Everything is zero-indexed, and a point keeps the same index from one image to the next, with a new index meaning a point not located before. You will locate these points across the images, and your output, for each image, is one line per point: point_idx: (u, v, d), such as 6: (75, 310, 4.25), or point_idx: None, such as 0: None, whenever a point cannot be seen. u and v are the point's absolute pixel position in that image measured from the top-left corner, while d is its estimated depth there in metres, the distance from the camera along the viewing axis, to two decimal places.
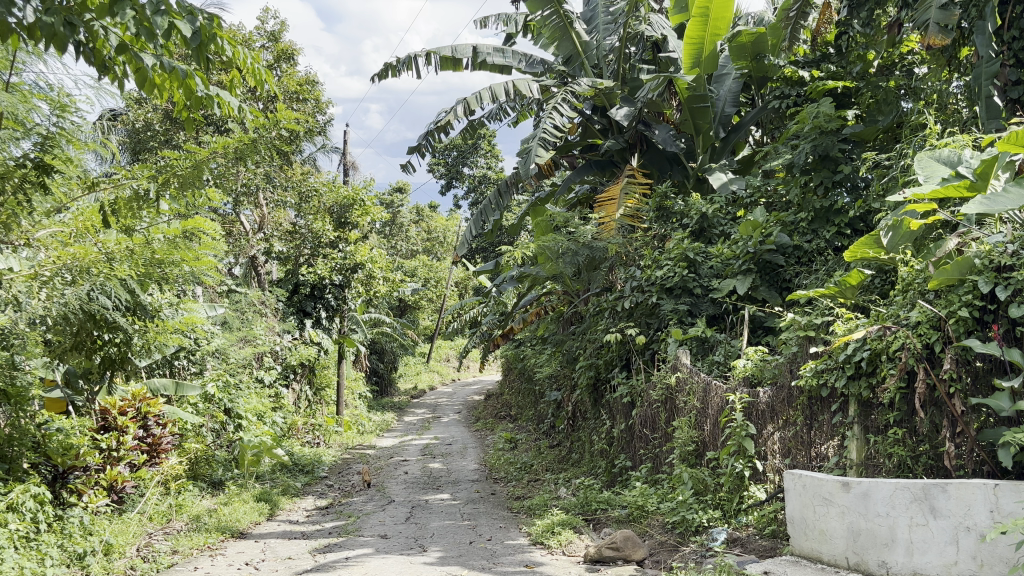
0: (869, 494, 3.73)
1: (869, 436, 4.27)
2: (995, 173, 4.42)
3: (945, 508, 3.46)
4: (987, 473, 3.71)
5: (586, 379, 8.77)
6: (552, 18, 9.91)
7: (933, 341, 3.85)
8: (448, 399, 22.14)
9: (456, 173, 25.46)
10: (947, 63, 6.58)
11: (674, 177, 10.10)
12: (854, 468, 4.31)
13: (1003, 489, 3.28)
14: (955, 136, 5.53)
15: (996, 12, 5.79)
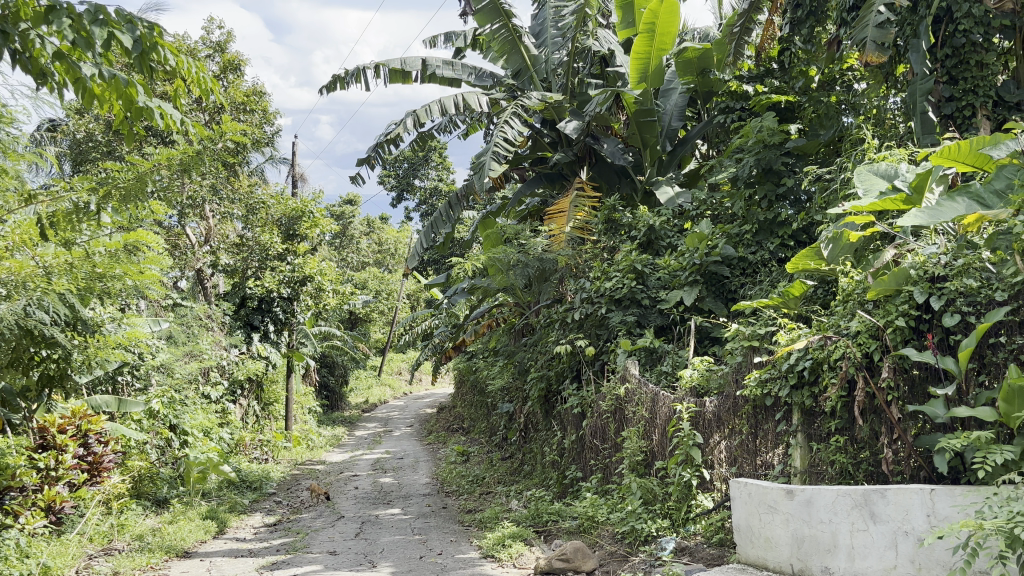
0: (811, 502, 3.81)
1: (812, 444, 4.38)
2: (931, 186, 4.57)
3: (884, 513, 3.56)
4: (924, 479, 3.82)
5: (537, 391, 8.79)
6: (500, 32, 10.05)
7: (872, 350, 3.97)
8: (400, 412, 22.00)
9: (407, 185, 25.43)
10: (884, 80, 6.93)
11: (622, 190, 10.24)
12: (798, 476, 4.41)
13: (939, 494, 3.38)
14: (892, 150, 5.74)
15: (928, 30, 6.15)
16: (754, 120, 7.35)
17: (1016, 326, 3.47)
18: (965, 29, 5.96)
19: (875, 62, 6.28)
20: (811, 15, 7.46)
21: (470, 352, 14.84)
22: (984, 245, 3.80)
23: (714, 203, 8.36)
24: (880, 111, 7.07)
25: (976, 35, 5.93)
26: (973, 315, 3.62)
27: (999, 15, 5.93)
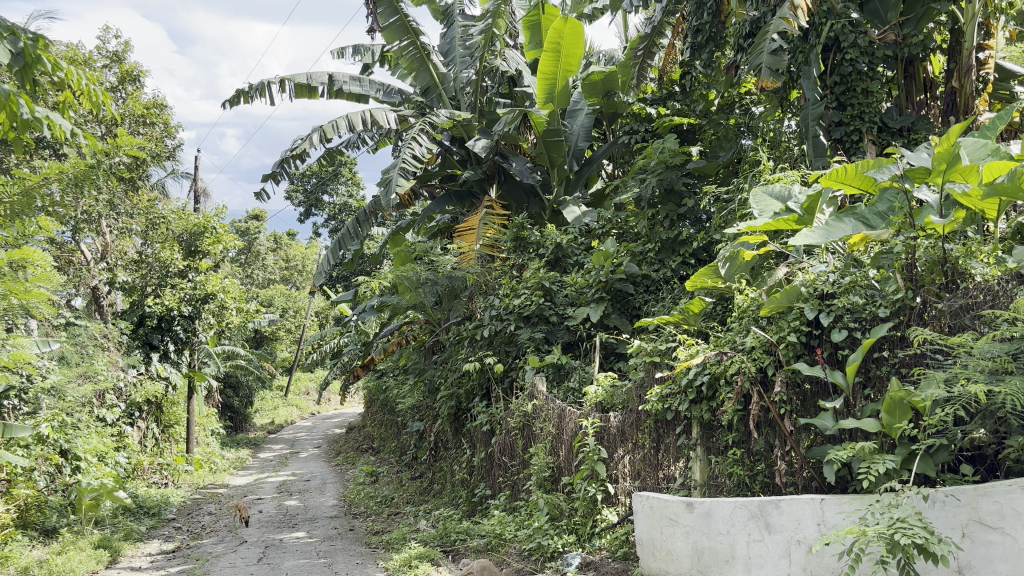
0: (710, 514, 3.94)
1: (711, 457, 4.50)
2: (820, 207, 4.78)
3: (779, 523, 3.66)
4: (815, 490, 3.92)
5: (447, 409, 8.75)
6: (408, 49, 10.16)
7: (766, 365, 4.11)
8: (307, 433, 21.54)
9: (315, 201, 25.03)
10: (780, 106, 7.40)
11: (531, 210, 10.54)
12: (698, 488, 4.51)
13: (829, 503, 3.51)
14: (786, 172, 6.00)
15: (819, 58, 6.53)
16: (656, 141, 7.55)
17: (896, 341, 3.68)
18: (852, 58, 6.35)
19: (770, 88, 6.57)
20: (710, 40, 7.76)
21: (380, 371, 14.70)
22: (869, 263, 3.99)
23: (619, 221, 8.50)
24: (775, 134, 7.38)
25: (862, 64, 6.37)
26: (859, 331, 3.81)
27: (881, 46, 6.49)
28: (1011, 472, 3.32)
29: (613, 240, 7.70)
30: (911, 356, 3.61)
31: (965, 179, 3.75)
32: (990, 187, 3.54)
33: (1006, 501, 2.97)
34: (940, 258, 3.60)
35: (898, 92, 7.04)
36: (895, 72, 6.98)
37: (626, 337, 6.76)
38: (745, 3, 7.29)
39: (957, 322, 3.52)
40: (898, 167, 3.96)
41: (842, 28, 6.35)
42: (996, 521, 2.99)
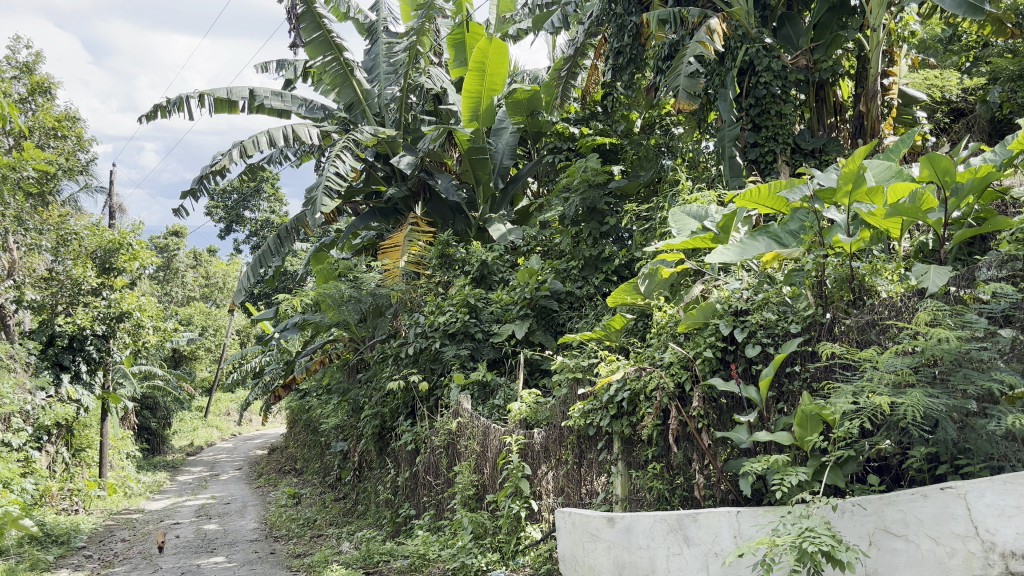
0: (631, 528, 4.00)
1: (631, 472, 4.55)
2: (735, 225, 4.90)
3: (696, 536, 3.69)
4: (732, 502, 3.98)
5: (371, 428, 8.62)
6: (332, 65, 10.01)
7: (684, 380, 4.19)
8: (227, 455, 20.98)
9: (236, 217, 24.48)
10: (698, 127, 7.63)
11: (456, 226, 10.41)
12: (619, 502, 4.55)
13: (744, 516, 3.54)
14: (703, 191, 6.15)
15: (734, 81, 6.88)
16: (579, 160, 7.68)
17: (808, 355, 3.78)
18: (766, 82, 6.67)
19: (687, 110, 6.70)
20: (632, 61, 7.97)
21: (303, 390, 14.45)
22: (782, 281, 4.09)
23: (545, 239, 8.64)
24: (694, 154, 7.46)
25: (775, 87, 6.64)
26: (771, 346, 3.90)
27: (793, 70, 6.77)
28: (914, 480, 3.45)
29: (538, 257, 7.75)
30: (821, 369, 3.72)
31: (870, 200, 3.92)
32: (894, 207, 3.70)
33: (909, 510, 3.04)
34: (847, 275, 3.79)
35: (810, 115, 7.28)
36: (806, 96, 7.23)
37: (550, 354, 6.80)
38: (664, 26, 7.44)
39: (863, 337, 3.62)
40: (809, 188, 4.11)
41: (757, 53, 6.66)
42: (900, 529, 3.06)
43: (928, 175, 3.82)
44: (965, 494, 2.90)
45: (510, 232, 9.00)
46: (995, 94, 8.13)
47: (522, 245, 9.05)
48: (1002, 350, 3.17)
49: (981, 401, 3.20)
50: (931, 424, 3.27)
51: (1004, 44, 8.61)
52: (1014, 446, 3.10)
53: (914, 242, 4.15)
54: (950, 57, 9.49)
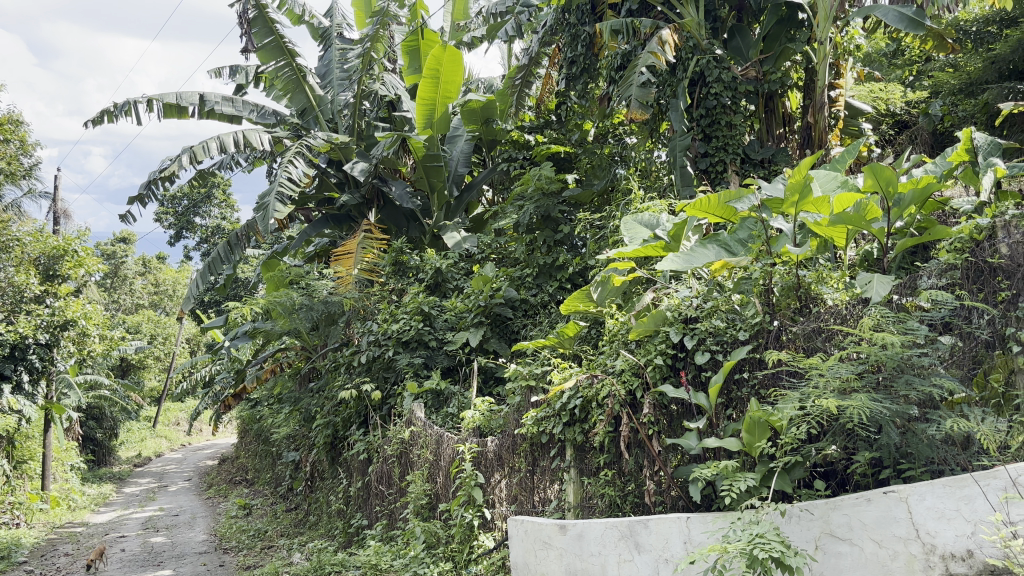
0: (582, 535, 4.01)
1: (583, 479, 4.55)
2: (686, 234, 4.94)
3: (647, 543, 3.71)
4: (682, 508, 4.00)
5: (323, 437, 8.50)
6: (284, 70, 10.03)
7: (635, 387, 4.21)
8: (176, 466, 20.55)
9: (186, 223, 24.01)
10: (650, 135, 7.70)
11: (410, 234, 10.38)
12: (571, 510, 4.55)
13: (694, 522, 3.57)
14: (655, 200, 6.20)
15: (685, 91, 6.94)
16: (533, 168, 7.71)
17: (755, 363, 3.82)
18: (716, 92, 6.77)
19: (639, 119, 6.75)
20: (585, 71, 8.05)
21: (254, 399, 14.22)
22: (731, 289, 4.13)
23: (499, 247, 8.64)
24: (647, 163, 7.51)
25: (725, 98, 6.75)
26: (720, 353, 3.93)
27: (743, 81, 6.89)
28: (859, 485, 3.49)
29: (492, 264, 7.73)
30: (768, 376, 3.75)
31: (816, 209, 3.98)
32: (837, 217, 3.77)
33: (854, 514, 3.09)
34: (793, 284, 3.85)
35: (760, 125, 7.37)
36: (756, 107, 7.33)
37: (504, 362, 6.78)
38: (616, 36, 7.53)
39: (810, 344, 3.66)
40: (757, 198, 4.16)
41: (707, 64, 6.77)
42: (845, 532, 3.10)
43: (872, 185, 3.88)
44: (907, 498, 2.97)
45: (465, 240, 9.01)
46: (938, 107, 8.35)
47: (476, 253, 9.06)
48: (941, 356, 3.35)
49: (923, 406, 3.27)
50: (875, 428, 3.33)
51: (945, 59, 8.85)
52: (952, 450, 3.21)
53: (860, 251, 4.22)
54: (895, 70, 9.74)
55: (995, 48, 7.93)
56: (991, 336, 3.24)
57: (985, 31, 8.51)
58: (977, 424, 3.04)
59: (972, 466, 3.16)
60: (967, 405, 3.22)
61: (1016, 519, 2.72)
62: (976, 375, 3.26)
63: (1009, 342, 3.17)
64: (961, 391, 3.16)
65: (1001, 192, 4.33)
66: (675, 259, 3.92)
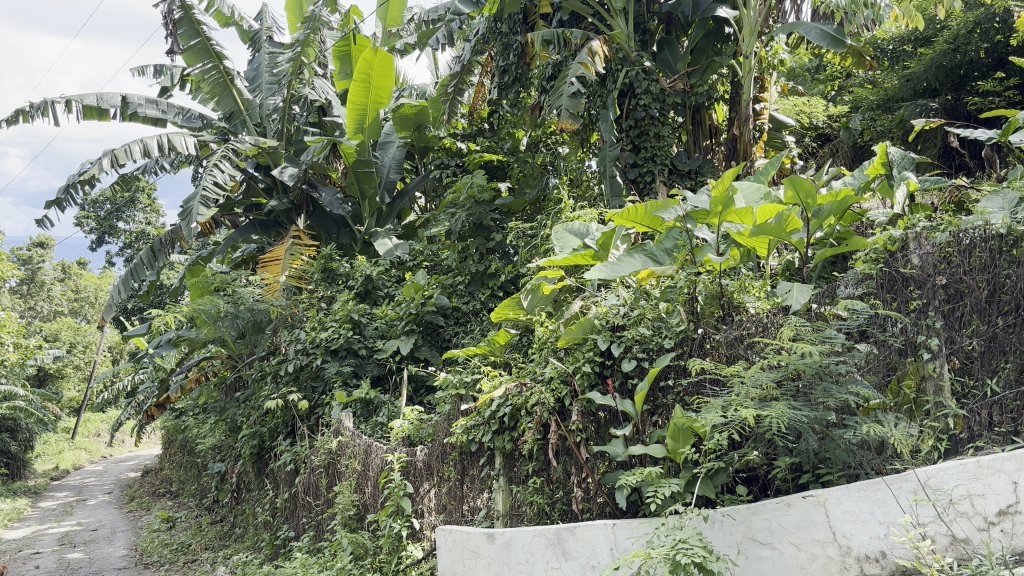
0: (511, 543, 4.00)
1: (513, 487, 4.52)
2: (615, 243, 4.96)
3: (574, 550, 3.72)
4: (609, 514, 4.01)
5: (248, 449, 8.23)
6: (210, 73, 9.80)
7: (563, 395, 4.23)
8: (97, 479, 19.83)
9: (109, 228, 23.23)
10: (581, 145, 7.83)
11: (340, 240, 10.21)
12: (500, 518, 4.51)
13: (620, 528, 3.58)
14: (586, 209, 6.24)
15: (615, 102, 6.97)
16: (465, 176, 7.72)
17: (681, 369, 3.86)
18: (644, 104, 6.87)
19: (569, 129, 6.79)
20: (517, 81, 8.08)
21: (179, 409, 13.82)
22: (658, 297, 4.15)
23: (431, 254, 8.69)
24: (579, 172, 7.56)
25: (654, 110, 6.86)
26: (646, 361, 3.96)
27: (670, 93, 7.02)
28: (780, 489, 3.54)
29: (424, 272, 7.67)
30: (692, 385, 3.78)
31: (739, 220, 4.06)
32: (758, 227, 3.86)
33: (774, 518, 3.14)
34: (717, 292, 3.92)
35: (687, 137, 7.52)
36: (684, 119, 7.46)
37: (434, 370, 6.71)
38: (547, 47, 7.59)
39: (732, 352, 3.73)
40: (683, 208, 4.22)
41: (636, 76, 6.88)
42: (766, 537, 3.15)
43: (792, 198, 4.00)
44: (824, 501, 3.04)
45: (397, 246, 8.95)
46: (857, 121, 8.62)
47: (408, 260, 8.99)
48: (858, 365, 3.40)
49: (840, 413, 3.37)
50: (794, 435, 3.36)
51: (864, 75, 9.16)
52: (868, 454, 3.31)
53: (782, 261, 4.32)
54: (818, 85, 10.04)
55: (910, 65, 8.25)
56: (904, 343, 3.34)
57: (900, 49, 8.84)
58: (890, 430, 3.18)
59: (886, 470, 3.27)
60: (881, 411, 3.35)
61: (924, 521, 2.87)
62: (890, 382, 3.36)
63: (920, 350, 3.29)
64: (875, 398, 3.28)
65: (913, 204, 4.50)
66: (602, 268, 3.92)
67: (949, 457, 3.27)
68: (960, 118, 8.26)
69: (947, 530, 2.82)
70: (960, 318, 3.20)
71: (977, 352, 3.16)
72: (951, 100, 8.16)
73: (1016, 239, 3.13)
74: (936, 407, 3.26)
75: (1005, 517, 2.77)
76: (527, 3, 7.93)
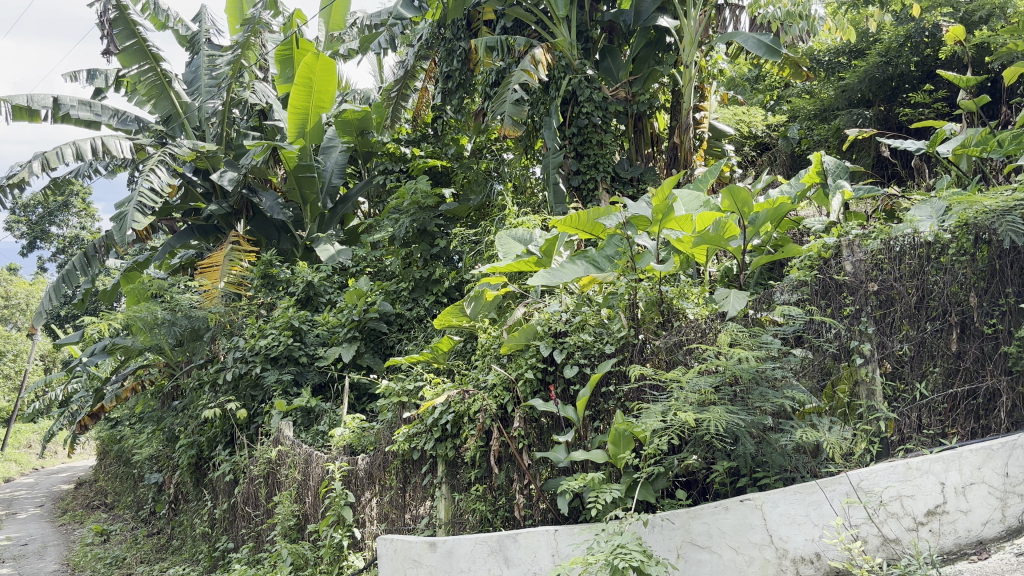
0: (452, 552, 3.94)
1: (455, 495, 4.47)
2: (557, 249, 4.97)
3: (516, 557, 3.71)
4: (551, 520, 4.01)
5: (186, 460, 8.01)
6: (147, 74, 9.53)
7: (505, 401, 4.19)
8: (27, 492, 19.13)
9: (41, 233, 22.48)
10: (525, 152, 7.82)
11: (281, 246, 10.06)
12: (442, 527, 4.45)
13: (562, 534, 3.61)
14: (529, 216, 6.24)
15: (559, 109, 7.03)
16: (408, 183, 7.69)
17: (621, 375, 3.87)
18: (587, 112, 6.90)
19: (512, 136, 6.81)
20: (460, 87, 8.08)
21: (115, 418, 13.42)
22: (600, 303, 4.15)
23: (374, 260, 8.62)
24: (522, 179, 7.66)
25: (597, 117, 6.90)
26: (587, 366, 3.97)
27: (613, 101, 7.08)
28: (718, 493, 3.53)
29: (366, 278, 7.57)
30: (633, 390, 3.82)
31: (679, 227, 4.12)
32: (699, 236, 3.92)
33: (713, 522, 3.14)
34: (656, 299, 3.96)
35: (629, 145, 7.56)
36: (625, 127, 7.53)
37: (377, 377, 6.62)
38: (491, 53, 7.59)
39: (671, 358, 3.76)
40: (624, 215, 4.25)
41: (579, 84, 6.91)
42: (705, 541, 3.13)
43: (729, 206, 4.07)
44: (761, 505, 3.09)
45: (340, 252, 8.93)
46: (795, 130, 8.79)
47: (351, 266, 8.90)
48: (795, 370, 3.39)
49: (776, 417, 3.35)
50: (732, 439, 3.35)
51: (801, 86, 9.35)
52: (804, 458, 3.35)
53: (721, 267, 4.36)
54: (757, 95, 10.21)
55: (846, 76, 8.46)
56: (838, 348, 3.42)
57: (835, 60, 9.05)
58: (824, 433, 3.23)
59: (820, 472, 3.34)
60: (815, 415, 3.35)
61: (856, 522, 3.01)
62: (825, 386, 3.40)
63: (854, 355, 3.39)
64: (813, 403, 3.30)
65: (846, 213, 4.60)
66: (544, 274, 3.91)
67: (879, 460, 3.38)
68: (891, 128, 8.50)
69: (879, 531, 3.00)
70: (891, 323, 3.36)
71: (907, 356, 3.34)
72: (883, 111, 8.36)
73: (943, 247, 3.35)
74: (869, 411, 3.35)
75: (932, 517, 3.00)
76: (471, 9, 7.94)
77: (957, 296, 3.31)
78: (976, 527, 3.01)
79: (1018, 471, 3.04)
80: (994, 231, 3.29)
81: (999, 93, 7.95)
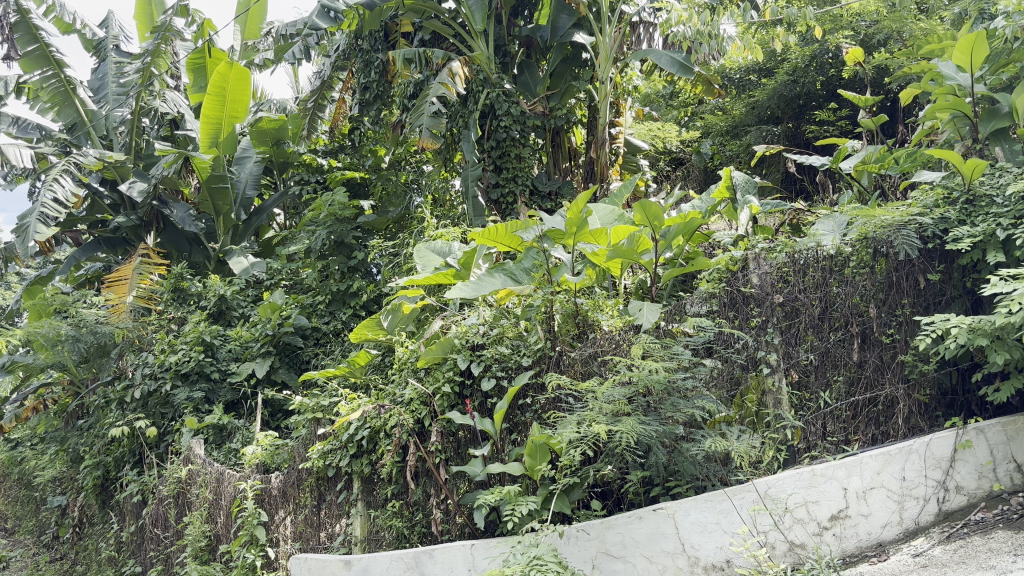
0: (367, 569, 3.87)
1: (370, 511, 4.40)
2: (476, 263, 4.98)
3: (433, 573, 3.68)
4: (468, 534, 3.99)
5: (90, 481, 7.66)
6: (50, 81, 9.23)
7: (422, 416, 4.15)
8: None
9: None
10: (444, 165, 7.78)
11: (193, 258, 9.68)
12: (358, 544, 4.36)
13: (478, 548, 3.61)
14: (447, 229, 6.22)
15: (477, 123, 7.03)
16: (325, 194, 7.58)
17: (538, 387, 3.90)
18: (506, 125, 6.96)
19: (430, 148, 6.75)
20: (378, 98, 8.04)
21: (14, 440, 12.76)
22: (517, 315, 4.17)
23: (290, 273, 8.44)
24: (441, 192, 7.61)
25: (514, 131, 6.95)
26: (505, 379, 3.99)
27: (530, 116, 7.15)
28: (632, 503, 3.56)
29: (281, 291, 7.37)
30: (549, 401, 3.85)
31: (595, 241, 4.15)
32: (613, 248, 3.96)
33: (626, 532, 3.15)
34: (572, 311, 4.00)
35: (547, 159, 7.65)
36: (542, 140, 7.58)
37: (292, 393, 6.49)
38: (409, 65, 7.56)
39: (587, 368, 3.81)
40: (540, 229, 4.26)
41: (497, 97, 6.95)
42: (619, 551, 3.14)
43: (640, 219, 4.12)
44: (673, 514, 3.12)
45: (253, 265, 8.76)
46: (707, 146, 9.02)
47: (264, 278, 8.69)
48: (705, 380, 3.43)
49: (687, 426, 3.41)
50: (644, 450, 3.39)
51: (714, 103, 9.60)
52: (715, 467, 3.40)
53: (635, 280, 4.43)
54: (671, 111, 10.44)
55: (755, 93, 8.76)
56: (744, 359, 3.48)
57: (746, 78, 9.33)
58: (732, 443, 3.26)
59: (729, 480, 3.40)
60: (724, 424, 3.43)
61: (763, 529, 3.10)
62: (734, 397, 3.47)
63: (761, 365, 3.46)
64: (721, 412, 3.36)
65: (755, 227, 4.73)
66: (463, 287, 3.86)
67: (787, 467, 3.46)
68: (798, 144, 8.81)
69: (785, 537, 3.08)
70: (797, 334, 3.47)
71: (813, 365, 3.46)
72: (791, 127, 8.70)
73: (846, 260, 3.53)
74: (775, 419, 3.44)
75: (835, 522, 3.13)
76: (389, 21, 7.90)
77: (857, 308, 3.51)
78: (877, 529, 3.17)
79: (914, 475, 3.24)
80: (891, 244, 3.55)
81: (896, 112, 8.33)
